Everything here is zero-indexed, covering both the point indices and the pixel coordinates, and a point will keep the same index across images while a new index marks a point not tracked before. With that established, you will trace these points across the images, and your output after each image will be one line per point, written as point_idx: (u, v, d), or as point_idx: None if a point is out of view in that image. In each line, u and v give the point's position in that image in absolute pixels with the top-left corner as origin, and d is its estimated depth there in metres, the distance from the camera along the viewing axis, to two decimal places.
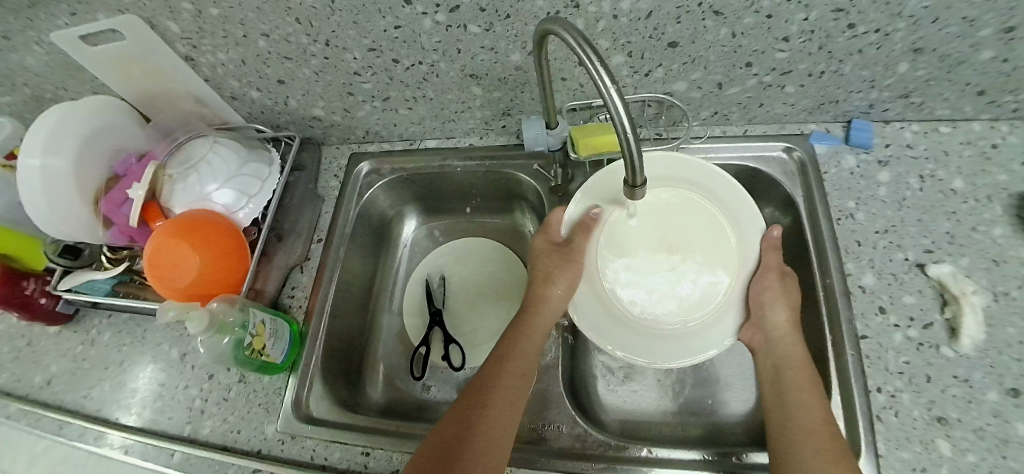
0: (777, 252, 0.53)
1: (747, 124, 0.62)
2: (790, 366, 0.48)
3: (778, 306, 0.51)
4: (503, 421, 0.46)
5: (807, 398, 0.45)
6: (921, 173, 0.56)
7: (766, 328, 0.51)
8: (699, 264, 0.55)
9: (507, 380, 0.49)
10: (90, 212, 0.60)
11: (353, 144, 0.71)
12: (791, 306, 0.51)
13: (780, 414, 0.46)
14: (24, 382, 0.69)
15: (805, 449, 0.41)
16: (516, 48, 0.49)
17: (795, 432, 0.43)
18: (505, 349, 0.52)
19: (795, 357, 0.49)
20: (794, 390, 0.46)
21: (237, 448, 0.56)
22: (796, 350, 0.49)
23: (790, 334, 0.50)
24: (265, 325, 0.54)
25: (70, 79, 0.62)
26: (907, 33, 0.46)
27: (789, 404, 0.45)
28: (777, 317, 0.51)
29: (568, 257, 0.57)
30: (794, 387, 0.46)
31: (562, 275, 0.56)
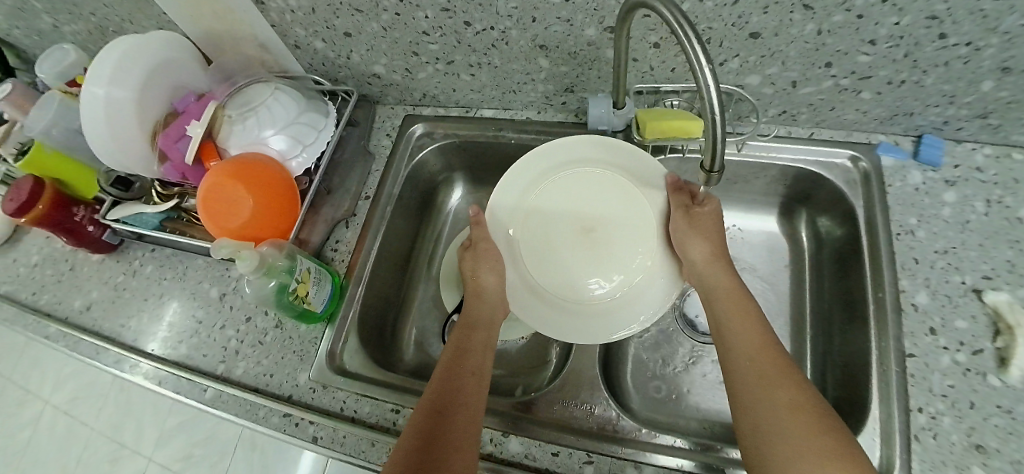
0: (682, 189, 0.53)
1: (813, 128, 0.61)
2: (722, 298, 0.49)
3: (696, 240, 0.51)
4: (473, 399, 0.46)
5: (745, 331, 0.46)
6: (989, 198, 0.55)
7: (689, 264, 0.52)
8: (611, 223, 0.55)
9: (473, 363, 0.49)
10: (147, 145, 0.60)
11: (407, 106, 0.71)
12: (709, 239, 0.51)
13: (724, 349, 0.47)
14: (64, 305, 0.71)
15: (758, 385, 0.42)
16: (593, 23, 0.48)
17: (742, 366, 0.44)
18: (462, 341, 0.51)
19: (727, 287, 0.50)
20: (734, 323, 0.47)
21: (268, 391, 0.57)
22: (727, 281, 0.50)
23: (717, 266, 0.51)
24: (310, 273, 0.54)
25: (137, 12, 0.63)
26: (1001, 50, 0.44)
27: (730, 339, 0.47)
28: (694, 251, 0.51)
29: (481, 250, 0.56)
30: (730, 320, 0.48)
31: (483, 264, 0.56)
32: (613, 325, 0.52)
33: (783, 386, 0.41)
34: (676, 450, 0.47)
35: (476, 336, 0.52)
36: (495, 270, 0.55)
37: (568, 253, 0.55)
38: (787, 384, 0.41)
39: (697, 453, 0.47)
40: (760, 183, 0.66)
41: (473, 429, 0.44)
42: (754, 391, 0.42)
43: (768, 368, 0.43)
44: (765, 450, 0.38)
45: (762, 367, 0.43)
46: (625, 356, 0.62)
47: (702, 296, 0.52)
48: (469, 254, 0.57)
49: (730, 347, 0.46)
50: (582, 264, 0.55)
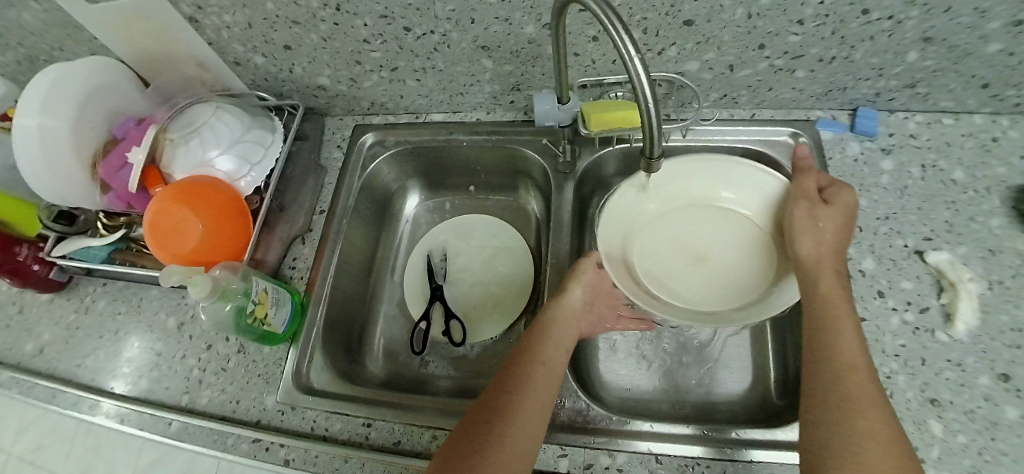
0: (811, 176, 0.50)
1: (754, 108, 0.63)
2: (823, 303, 0.42)
3: (815, 227, 0.47)
4: (529, 421, 0.41)
5: (842, 340, 0.39)
6: (924, 163, 0.57)
7: (804, 260, 0.46)
8: (718, 243, 0.55)
9: (536, 381, 0.44)
10: (88, 176, 0.58)
11: (357, 116, 0.70)
12: (830, 223, 0.47)
13: (812, 357, 0.40)
14: (14, 350, 0.68)
15: (840, 403, 0.36)
16: (531, 20, 0.48)
17: (828, 379, 0.38)
18: (530, 349, 0.47)
19: (832, 291, 0.42)
20: (831, 328, 0.40)
21: (235, 418, 0.55)
22: (832, 284, 0.43)
23: (827, 265, 0.45)
24: (267, 293, 0.53)
25: (67, 39, 0.61)
26: (919, 21, 0.46)
27: (821, 346, 0.40)
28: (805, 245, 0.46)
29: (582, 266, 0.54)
30: (827, 325, 0.40)
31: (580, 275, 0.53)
32: (739, 319, 0.48)
33: (874, 411, 0.34)
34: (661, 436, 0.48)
35: (547, 345, 0.48)
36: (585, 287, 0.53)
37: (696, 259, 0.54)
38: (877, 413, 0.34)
39: (707, 439, 0.47)
40: None
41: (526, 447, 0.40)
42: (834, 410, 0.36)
43: (857, 387, 0.36)
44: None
45: (857, 387, 0.36)
46: (596, 346, 0.62)
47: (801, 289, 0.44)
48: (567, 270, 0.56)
49: (819, 355, 0.40)
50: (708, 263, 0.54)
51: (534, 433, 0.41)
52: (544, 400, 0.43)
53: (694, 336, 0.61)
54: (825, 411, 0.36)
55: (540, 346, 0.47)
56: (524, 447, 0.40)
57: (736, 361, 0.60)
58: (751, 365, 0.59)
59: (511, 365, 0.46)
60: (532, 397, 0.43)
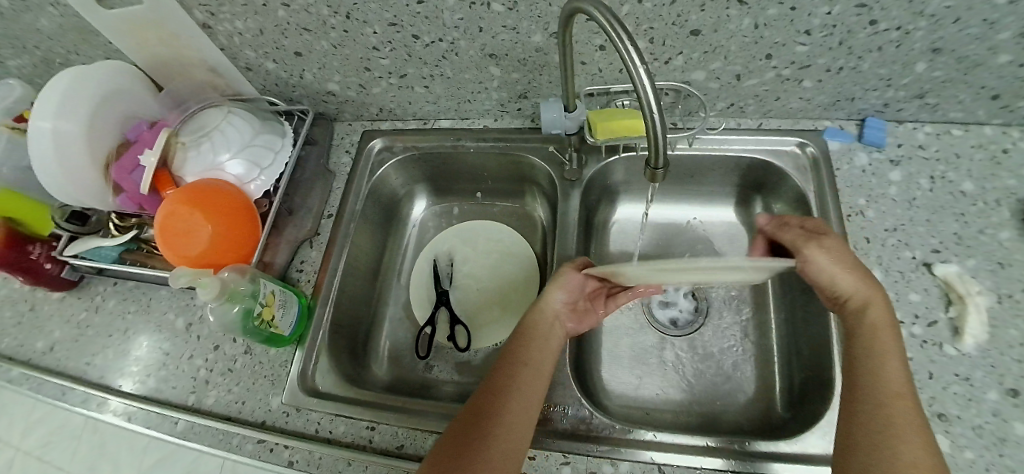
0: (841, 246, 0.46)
1: (761, 118, 0.63)
2: (868, 336, 0.41)
3: (836, 272, 0.44)
4: (518, 420, 0.41)
5: (887, 372, 0.39)
6: (932, 174, 0.57)
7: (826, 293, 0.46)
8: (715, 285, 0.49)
9: (521, 381, 0.44)
10: (101, 177, 0.59)
11: (365, 122, 0.71)
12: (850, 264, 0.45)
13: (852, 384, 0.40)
14: (26, 347, 0.69)
15: (883, 430, 0.35)
16: (538, 29, 0.49)
17: (873, 404, 0.37)
18: (515, 350, 0.47)
19: (877, 325, 0.41)
20: (872, 360, 0.40)
21: (241, 418, 0.56)
22: (880, 318, 0.42)
23: (877, 297, 0.43)
24: (275, 295, 0.54)
25: (82, 43, 0.62)
26: (928, 32, 0.46)
27: (862, 374, 0.39)
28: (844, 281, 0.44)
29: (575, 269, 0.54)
30: (870, 358, 0.40)
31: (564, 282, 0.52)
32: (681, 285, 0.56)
33: (917, 441, 0.34)
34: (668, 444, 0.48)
35: (532, 345, 0.48)
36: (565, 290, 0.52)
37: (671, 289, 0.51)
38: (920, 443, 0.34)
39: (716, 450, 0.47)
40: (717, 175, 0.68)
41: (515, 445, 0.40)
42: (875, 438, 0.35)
43: (903, 417, 0.36)
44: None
45: (903, 418, 0.36)
46: (599, 354, 0.62)
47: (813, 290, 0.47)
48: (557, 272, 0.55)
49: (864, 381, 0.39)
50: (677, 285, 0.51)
51: (521, 432, 0.41)
52: (531, 399, 0.44)
53: (698, 344, 0.62)
54: (866, 436, 0.36)
55: (528, 347, 0.47)
56: (513, 444, 0.40)
57: (741, 371, 0.60)
58: (755, 375, 0.59)
59: (499, 366, 0.46)
60: (517, 397, 0.43)
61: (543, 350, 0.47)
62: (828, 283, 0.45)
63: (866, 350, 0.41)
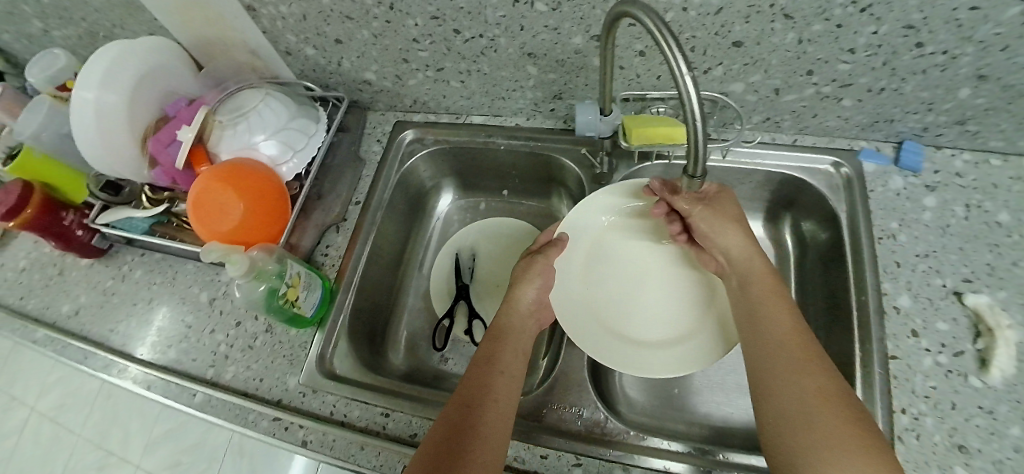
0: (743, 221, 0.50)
1: (796, 134, 0.62)
2: (753, 285, 0.48)
3: (731, 241, 0.50)
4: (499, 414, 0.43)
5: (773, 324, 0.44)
6: (968, 203, 0.56)
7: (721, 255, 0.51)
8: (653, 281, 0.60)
9: (498, 389, 0.45)
10: (138, 150, 0.61)
11: (398, 112, 0.71)
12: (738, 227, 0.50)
13: (751, 330, 0.46)
14: (52, 310, 0.70)
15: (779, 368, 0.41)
16: (580, 31, 0.49)
17: (769, 347, 0.43)
18: (488, 359, 0.48)
19: (760, 272, 0.48)
20: (762, 306, 0.46)
21: (258, 395, 0.57)
22: (758, 267, 0.48)
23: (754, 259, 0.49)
24: (300, 277, 0.54)
25: (129, 18, 0.63)
26: (975, 58, 0.45)
27: (758, 320, 0.45)
28: (731, 243, 0.50)
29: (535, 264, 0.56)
30: (762, 304, 0.46)
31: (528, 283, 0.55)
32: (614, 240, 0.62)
33: (800, 379, 0.39)
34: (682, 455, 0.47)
35: (506, 350, 0.49)
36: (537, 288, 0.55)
37: (620, 273, 0.61)
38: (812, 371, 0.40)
39: (721, 463, 0.46)
40: (746, 188, 0.67)
41: (499, 434, 0.42)
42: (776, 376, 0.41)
43: (796, 351, 0.41)
44: (784, 442, 0.37)
45: (792, 352, 0.41)
46: None
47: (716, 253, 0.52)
48: (522, 263, 0.57)
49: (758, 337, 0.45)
50: (620, 260, 0.61)
51: (503, 431, 0.42)
52: (507, 405, 0.44)
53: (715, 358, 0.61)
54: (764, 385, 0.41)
55: (497, 353, 0.49)
56: (498, 442, 0.41)
57: None
58: None
59: (471, 374, 0.47)
60: (494, 406, 0.43)
61: (513, 356, 0.49)
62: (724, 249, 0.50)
63: (755, 299, 0.47)
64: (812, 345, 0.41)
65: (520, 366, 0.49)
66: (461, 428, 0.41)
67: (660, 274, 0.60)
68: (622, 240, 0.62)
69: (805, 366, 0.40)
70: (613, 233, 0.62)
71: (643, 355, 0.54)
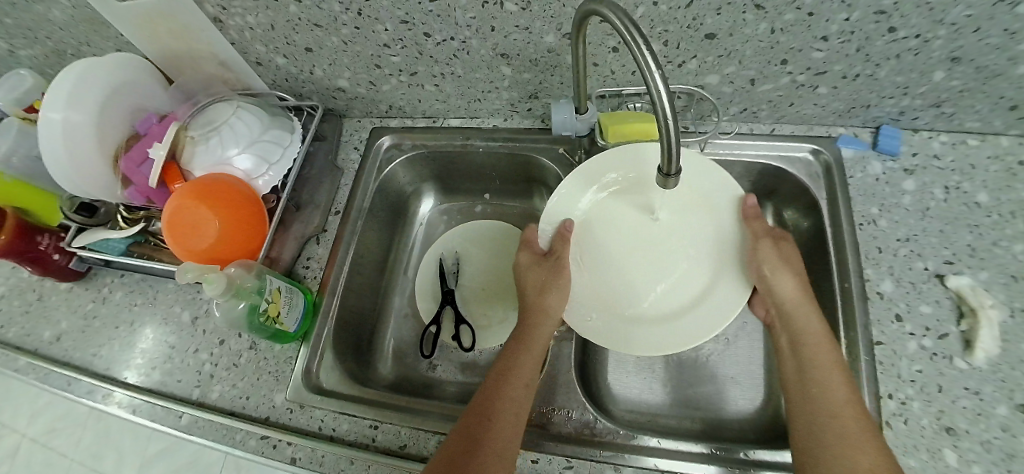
0: (761, 223, 0.53)
1: (774, 123, 0.62)
2: (814, 348, 0.45)
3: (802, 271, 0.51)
4: (512, 418, 0.44)
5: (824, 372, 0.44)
6: (947, 184, 0.56)
7: (794, 263, 0.51)
8: (659, 242, 0.56)
9: (512, 395, 0.46)
10: (109, 169, 0.59)
11: (374, 119, 0.70)
12: (795, 275, 0.50)
13: (802, 394, 0.44)
14: (33, 337, 0.69)
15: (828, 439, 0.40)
16: (551, 30, 0.48)
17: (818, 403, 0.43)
18: (507, 364, 0.49)
19: (814, 332, 0.46)
20: (815, 370, 0.44)
21: (245, 414, 0.56)
22: (816, 329, 0.46)
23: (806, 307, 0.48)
24: (281, 292, 0.53)
25: (94, 35, 0.62)
26: (947, 41, 0.45)
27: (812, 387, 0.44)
28: (782, 287, 0.50)
29: (558, 269, 0.54)
30: (813, 369, 0.44)
31: (549, 287, 0.54)
32: (613, 205, 0.58)
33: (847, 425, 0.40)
34: (680, 453, 0.47)
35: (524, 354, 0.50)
36: (562, 292, 0.53)
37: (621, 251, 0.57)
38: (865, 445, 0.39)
39: (715, 458, 0.47)
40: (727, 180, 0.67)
41: (511, 437, 0.43)
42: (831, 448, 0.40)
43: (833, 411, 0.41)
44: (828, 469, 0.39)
45: (846, 425, 0.40)
46: (605, 357, 0.62)
47: (787, 253, 0.51)
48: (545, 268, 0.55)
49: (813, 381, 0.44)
50: (622, 230, 0.57)
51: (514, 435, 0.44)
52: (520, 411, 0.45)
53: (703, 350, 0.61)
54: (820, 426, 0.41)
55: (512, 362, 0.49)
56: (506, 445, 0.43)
57: (749, 378, 0.59)
58: (761, 383, 0.58)
59: (487, 387, 0.47)
60: (507, 411, 0.45)
61: (528, 363, 0.49)
62: (793, 259, 0.51)
63: (812, 359, 0.45)
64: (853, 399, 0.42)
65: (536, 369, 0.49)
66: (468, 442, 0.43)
67: (662, 235, 0.56)
68: (622, 207, 0.58)
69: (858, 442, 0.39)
70: (611, 203, 0.58)
71: (669, 331, 0.52)
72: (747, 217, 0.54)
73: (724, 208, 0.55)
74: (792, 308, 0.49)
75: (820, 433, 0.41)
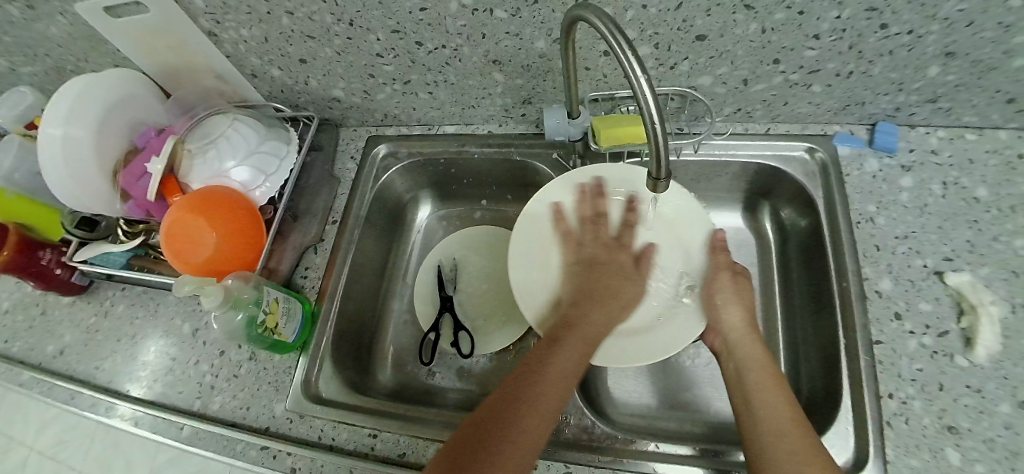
0: (725, 253, 0.54)
1: (769, 123, 0.62)
2: (759, 375, 0.45)
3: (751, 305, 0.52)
4: (545, 415, 0.41)
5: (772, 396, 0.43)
6: (945, 180, 0.56)
7: (745, 294, 0.52)
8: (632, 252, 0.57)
9: (551, 389, 0.43)
10: (108, 184, 0.60)
11: (370, 127, 0.71)
12: (745, 306, 0.51)
13: (749, 416, 0.43)
14: (37, 350, 0.70)
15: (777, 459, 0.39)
16: (542, 35, 0.48)
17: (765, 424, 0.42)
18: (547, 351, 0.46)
19: (757, 359, 0.47)
20: (762, 393, 0.44)
21: (245, 424, 0.56)
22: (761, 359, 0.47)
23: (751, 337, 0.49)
24: (278, 303, 0.54)
25: (92, 51, 0.62)
26: (941, 36, 0.45)
27: (757, 410, 0.43)
28: (731, 317, 0.50)
29: (611, 273, 0.52)
30: (761, 393, 0.44)
31: (610, 287, 0.51)
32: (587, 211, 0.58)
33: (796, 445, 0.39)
34: (678, 458, 0.47)
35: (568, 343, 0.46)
36: (620, 298, 0.50)
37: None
38: (818, 463, 0.38)
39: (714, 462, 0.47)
40: (723, 180, 0.67)
41: (538, 435, 0.40)
42: (781, 466, 0.38)
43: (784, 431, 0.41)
44: None
45: (798, 444, 0.39)
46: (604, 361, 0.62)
47: (739, 286, 0.52)
48: (611, 268, 0.52)
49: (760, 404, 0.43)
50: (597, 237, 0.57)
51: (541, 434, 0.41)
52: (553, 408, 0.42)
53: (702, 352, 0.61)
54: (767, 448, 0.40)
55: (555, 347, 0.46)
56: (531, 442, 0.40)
57: None
58: None
59: (523, 372, 0.44)
60: (539, 404, 0.42)
61: (573, 356, 0.45)
62: (741, 293, 0.52)
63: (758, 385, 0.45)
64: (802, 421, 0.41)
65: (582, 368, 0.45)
66: (491, 422, 0.41)
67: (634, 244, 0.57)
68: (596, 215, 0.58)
69: (810, 459, 0.38)
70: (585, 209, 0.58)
71: (626, 346, 0.51)
72: (714, 249, 0.55)
73: (693, 240, 0.56)
74: (739, 338, 0.49)
75: (769, 453, 0.40)
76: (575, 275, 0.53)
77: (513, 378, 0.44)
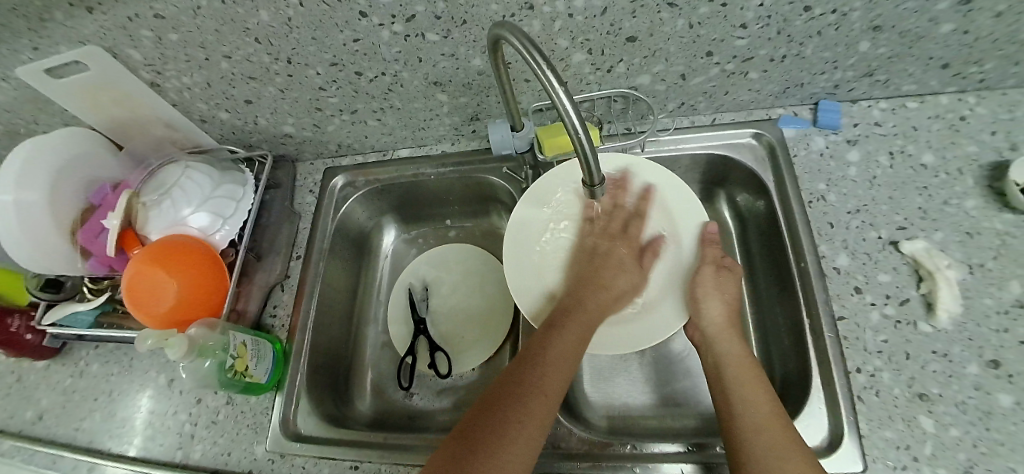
0: (715, 246, 0.54)
1: (714, 113, 0.63)
2: (737, 371, 0.45)
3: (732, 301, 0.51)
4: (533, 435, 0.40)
5: (752, 394, 0.43)
6: (891, 150, 0.56)
7: (726, 284, 0.52)
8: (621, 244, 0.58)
9: (535, 399, 0.42)
10: (68, 245, 0.60)
11: (327, 159, 0.71)
12: (726, 302, 0.50)
13: (728, 413, 0.43)
14: (15, 418, 0.69)
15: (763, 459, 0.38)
16: (476, 53, 0.49)
17: (747, 422, 0.41)
18: (545, 337, 0.47)
19: (737, 354, 0.47)
20: (740, 389, 0.43)
21: (227, 470, 0.56)
22: (740, 354, 0.47)
23: (732, 335, 0.48)
24: (246, 346, 0.54)
25: (39, 114, 0.62)
26: (864, 12, 0.46)
27: (737, 407, 0.42)
28: (711, 313, 0.50)
29: (610, 255, 0.54)
30: (739, 390, 0.43)
31: (620, 279, 0.52)
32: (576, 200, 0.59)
33: (778, 445, 0.38)
34: (662, 456, 0.47)
35: (564, 331, 0.47)
36: (621, 286, 0.52)
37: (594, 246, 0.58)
38: (798, 456, 0.37)
39: (695, 455, 0.47)
40: (680, 173, 0.68)
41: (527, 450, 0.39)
42: (761, 462, 0.38)
43: (768, 431, 0.39)
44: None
45: (776, 441, 0.38)
46: (580, 367, 0.62)
47: (720, 278, 0.52)
48: (614, 252, 0.54)
49: (738, 402, 0.42)
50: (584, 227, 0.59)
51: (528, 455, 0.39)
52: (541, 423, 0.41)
53: (677, 346, 0.61)
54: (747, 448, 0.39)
55: (556, 332, 0.47)
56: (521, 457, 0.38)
57: None
58: None
59: (505, 388, 0.43)
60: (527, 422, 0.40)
61: (571, 340, 0.47)
62: (721, 287, 0.51)
63: (737, 383, 0.44)
64: (784, 422, 0.40)
65: (573, 361, 0.46)
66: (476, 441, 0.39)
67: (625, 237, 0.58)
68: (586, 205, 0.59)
69: (789, 450, 0.38)
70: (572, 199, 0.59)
71: (597, 335, 0.53)
72: (705, 242, 0.55)
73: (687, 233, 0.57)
74: (716, 336, 0.49)
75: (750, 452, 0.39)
76: (579, 263, 0.55)
77: (495, 390, 0.43)
